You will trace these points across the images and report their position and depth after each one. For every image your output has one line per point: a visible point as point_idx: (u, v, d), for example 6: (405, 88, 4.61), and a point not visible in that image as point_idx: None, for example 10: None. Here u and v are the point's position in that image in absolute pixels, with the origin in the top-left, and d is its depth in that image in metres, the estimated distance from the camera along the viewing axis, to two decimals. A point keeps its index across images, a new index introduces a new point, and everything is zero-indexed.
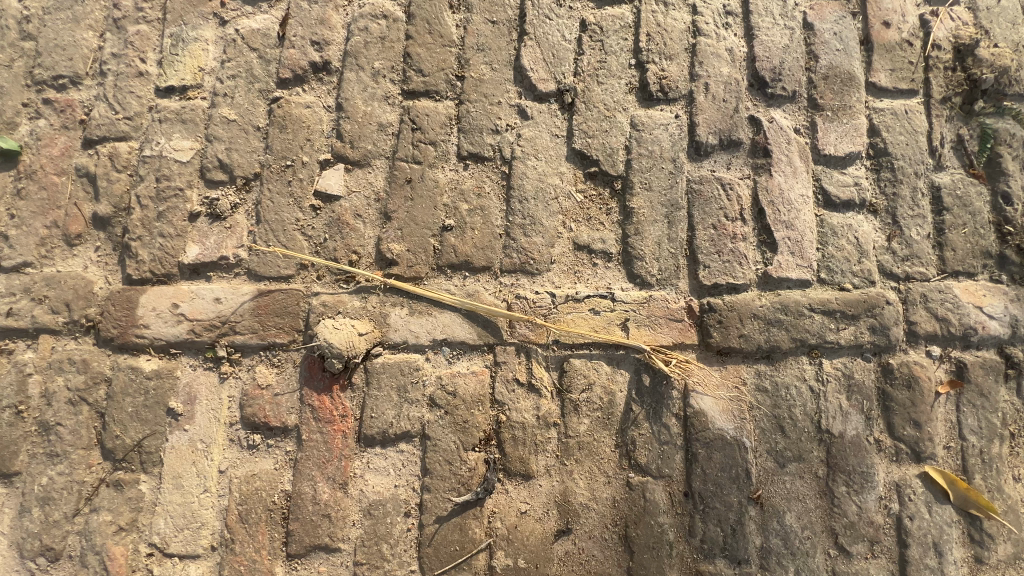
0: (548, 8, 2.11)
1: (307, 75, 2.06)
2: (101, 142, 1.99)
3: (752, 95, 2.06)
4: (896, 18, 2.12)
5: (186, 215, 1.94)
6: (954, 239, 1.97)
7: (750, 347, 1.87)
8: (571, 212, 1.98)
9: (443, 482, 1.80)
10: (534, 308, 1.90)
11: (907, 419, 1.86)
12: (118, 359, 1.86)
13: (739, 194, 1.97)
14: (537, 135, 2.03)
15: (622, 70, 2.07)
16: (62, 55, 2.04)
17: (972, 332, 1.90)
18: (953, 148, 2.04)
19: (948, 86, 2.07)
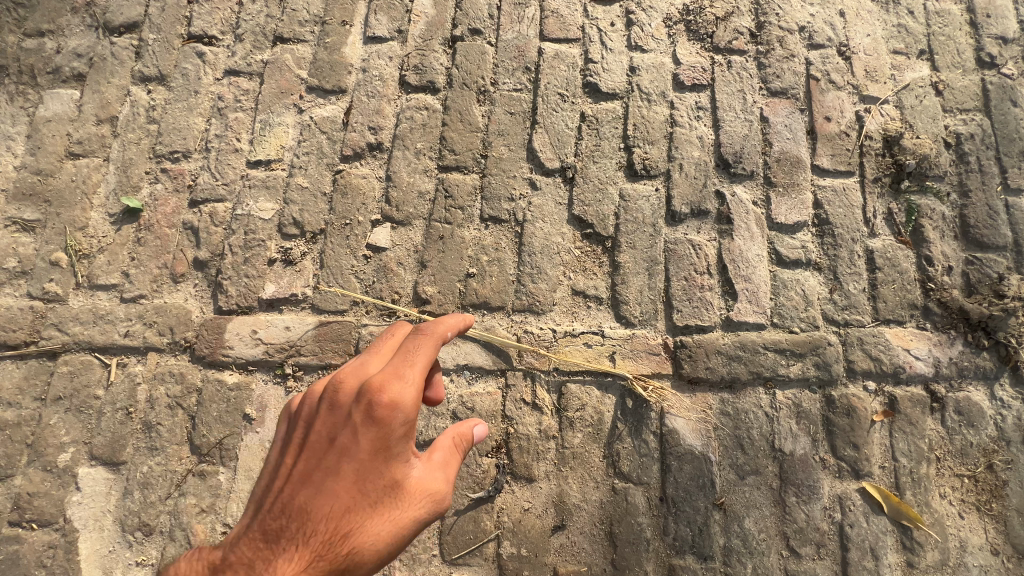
0: (555, 103, 2.67)
1: (364, 153, 2.62)
2: (204, 202, 2.56)
3: (718, 173, 2.55)
4: (836, 114, 2.63)
5: (266, 260, 2.47)
6: (886, 293, 2.39)
7: (715, 377, 2.29)
8: (570, 264, 2.46)
9: (461, 481, 2.21)
10: (539, 341, 2.36)
11: (847, 441, 2.24)
12: (207, 373, 2.35)
13: (707, 253, 2.44)
14: (545, 202, 2.54)
15: (613, 152, 2.60)
16: (178, 135, 2.64)
17: (901, 370, 2.30)
18: (884, 219, 2.49)
19: (879, 168, 2.55)
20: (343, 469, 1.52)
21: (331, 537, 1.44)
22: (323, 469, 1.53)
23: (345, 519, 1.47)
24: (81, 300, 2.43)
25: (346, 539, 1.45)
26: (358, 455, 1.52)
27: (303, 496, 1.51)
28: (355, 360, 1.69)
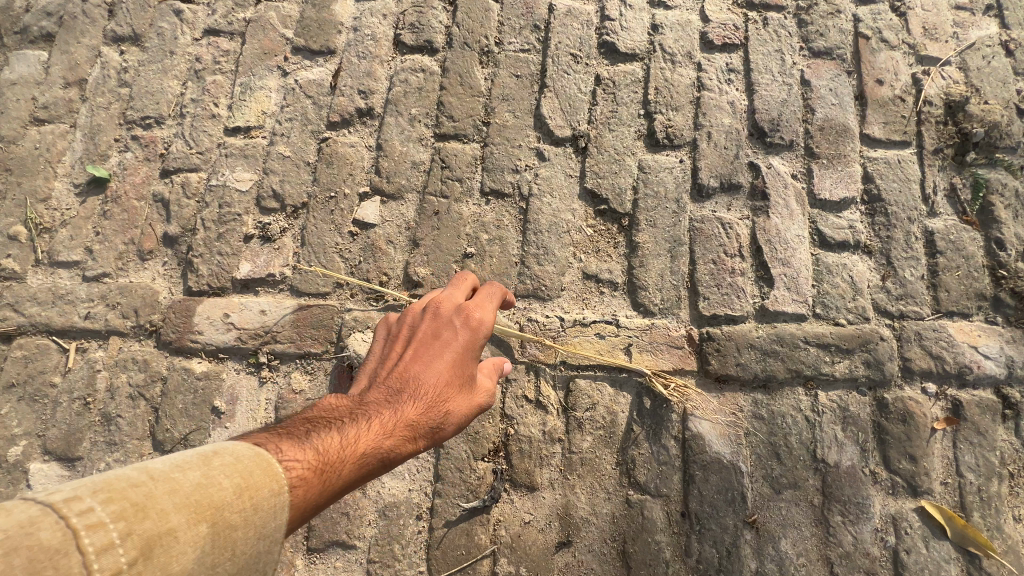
0: (566, 64, 2.38)
1: (353, 119, 2.36)
2: (176, 172, 2.31)
3: (752, 143, 2.24)
4: (889, 77, 2.30)
5: (242, 236, 2.22)
6: (948, 281, 2.06)
7: (747, 375, 1.98)
8: (581, 245, 2.17)
9: (453, 488, 1.94)
10: (544, 330, 2.07)
11: (903, 453, 1.92)
12: (174, 360, 2.11)
13: (738, 232, 2.13)
14: (553, 175, 2.26)
15: (632, 119, 2.30)
16: (150, 99, 2.40)
17: (968, 370, 1.97)
18: (946, 196, 2.16)
19: (940, 138, 2.21)
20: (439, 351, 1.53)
21: (429, 405, 1.45)
22: (426, 350, 1.54)
23: (441, 392, 1.48)
24: (40, 278, 2.21)
25: (437, 411, 1.46)
26: (457, 341, 1.55)
27: (405, 369, 1.51)
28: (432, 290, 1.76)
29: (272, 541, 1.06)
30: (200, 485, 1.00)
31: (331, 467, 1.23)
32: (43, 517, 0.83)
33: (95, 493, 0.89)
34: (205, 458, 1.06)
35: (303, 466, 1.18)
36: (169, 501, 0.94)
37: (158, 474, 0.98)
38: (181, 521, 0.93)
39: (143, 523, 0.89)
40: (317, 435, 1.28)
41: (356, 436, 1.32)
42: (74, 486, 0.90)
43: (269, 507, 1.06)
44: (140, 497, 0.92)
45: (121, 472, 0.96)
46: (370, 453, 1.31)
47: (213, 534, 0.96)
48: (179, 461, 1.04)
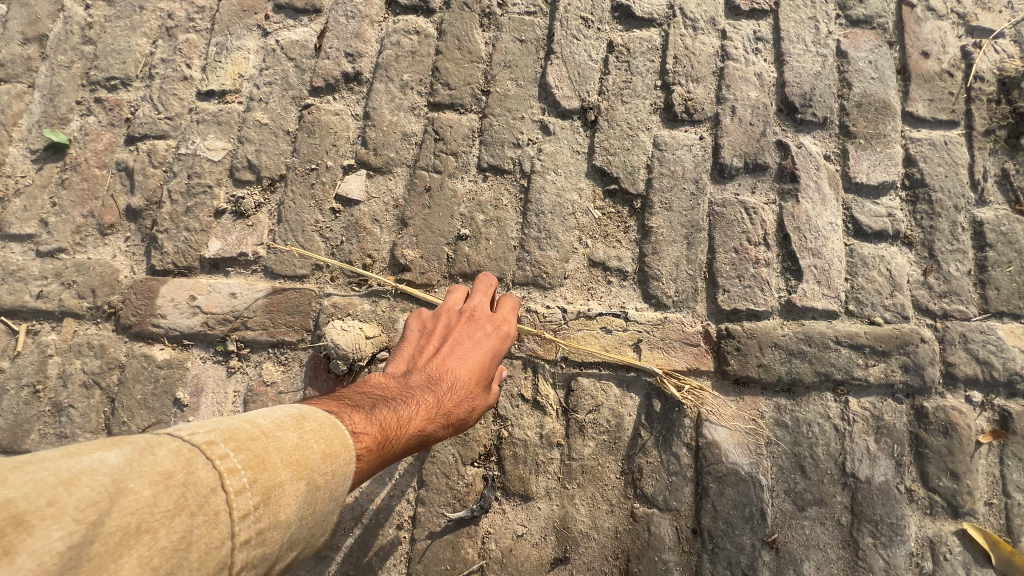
0: (576, 29, 2.14)
1: (339, 85, 2.13)
2: (142, 139, 2.10)
3: (780, 120, 2.01)
4: (936, 49, 2.06)
5: (212, 211, 2.01)
6: (998, 278, 1.84)
7: (770, 378, 1.77)
8: (588, 229, 1.95)
9: (439, 496, 1.75)
10: (544, 322, 1.86)
11: (943, 468, 1.71)
12: (133, 346, 1.91)
13: (764, 218, 1.91)
14: (558, 150, 2.03)
15: (647, 90, 2.07)
16: (116, 58, 2.18)
17: (1019, 378, 1.75)
18: (997, 183, 1.93)
19: (992, 118, 1.98)
20: (472, 349, 1.60)
21: (464, 396, 1.52)
22: (460, 345, 1.60)
23: (475, 388, 1.55)
24: None
25: (468, 403, 1.53)
26: (490, 344, 1.63)
27: (443, 360, 1.56)
28: (454, 291, 1.80)
29: (342, 502, 1.16)
30: (299, 445, 1.08)
31: (387, 443, 1.30)
32: (193, 457, 0.92)
33: (225, 440, 0.98)
34: (297, 421, 1.14)
35: (370, 437, 1.25)
36: (280, 456, 1.03)
37: (267, 429, 1.07)
38: (290, 476, 1.02)
39: (264, 473, 0.98)
40: (375, 410, 1.33)
41: (407, 417, 1.37)
42: (207, 431, 0.99)
43: (343, 474, 1.14)
44: (260, 448, 1.01)
45: (236, 424, 1.05)
46: (415, 434, 1.38)
47: (310, 490, 1.05)
48: (278, 420, 1.11)
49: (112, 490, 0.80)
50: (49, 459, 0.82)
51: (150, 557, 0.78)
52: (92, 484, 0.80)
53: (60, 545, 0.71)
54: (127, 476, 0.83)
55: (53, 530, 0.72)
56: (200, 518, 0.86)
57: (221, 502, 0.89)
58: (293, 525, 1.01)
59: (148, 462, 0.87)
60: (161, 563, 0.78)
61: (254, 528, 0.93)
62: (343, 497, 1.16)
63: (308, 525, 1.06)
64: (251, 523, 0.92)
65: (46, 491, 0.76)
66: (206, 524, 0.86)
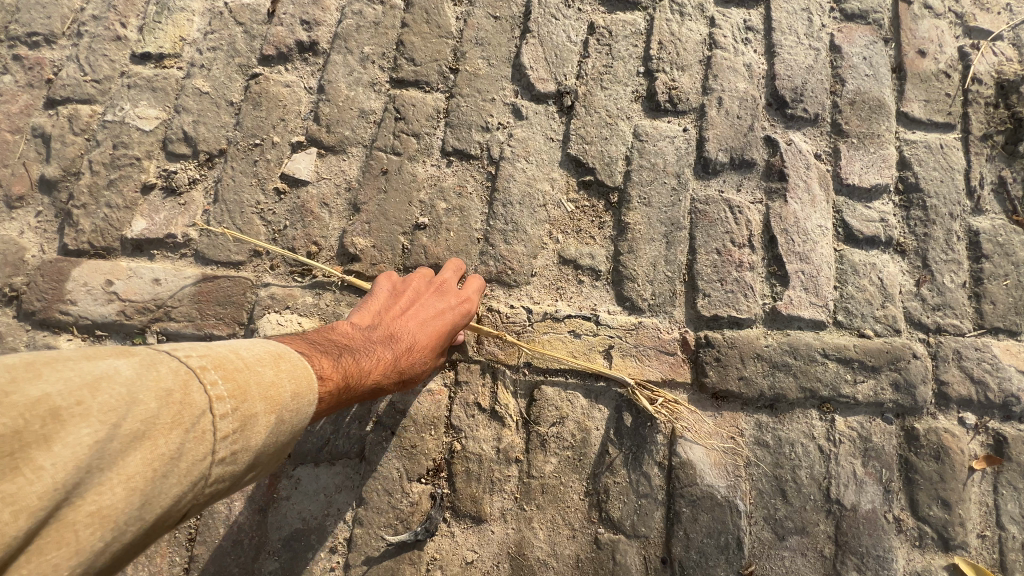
0: (555, 8, 1.98)
1: (292, 54, 1.93)
2: (64, 103, 1.87)
3: (769, 115, 1.87)
4: (933, 48, 1.95)
5: (139, 186, 1.78)
6: (994, 292, 1.72)
7: (751, 393, 1.61)
8: (559, 223, 1.78)
9: (379, 515, 1.54)
10: (507, 323, 1.67)
11: (934, 496, 1.57)
12: (36, 336, 1.67)
13: (749, 218, 1.76)
14: (530, 136, 1.86)
15: (629, 76, 1.91)
16: (41, 13, 1.95)
17: (1014, 400, 1.63)
18: (993, 190, 1.81)
19: (989, 123, 1.87)
20: (441, 315, 1.44)
21: (424, 359, 1.39)
22: (427, 308, 1.45)
23: (434, 354, 1.42)
24: None
25: (425, 367, 1.41)
26: (458, 314, 1.47)
27: (408, 318, 1.41)
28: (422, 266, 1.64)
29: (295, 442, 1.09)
30: (274, 382, 1.00)
31: (345, 393, 1.20)
32: (190, 378, 0.87)
33: (217, 366, 0.92)
34: (272, 358, 1.05)
35: (331, 383, 1.15)
36: (260, 390, 0.96)
37: (250, 361, 0.99)
38: (265, 408, 0.96)
39: (246, 403, 0.93)
40: (338, 357, 1.22)
41: (366, 368, 1.26)
42: (200, 354, 0.93)
43: (301, 415, 1.05)
44: (244, 380, 0.94)
45: (224, 350, 0.98)
46: (369, 388, 1.27)
47: (278, 427, 0.99)
48: (257, 353, 1.03)
49: (125, 398, 0.77)
50: (69, 357, 0.78)
51: (150, 462, 0.77)
52: (111, 390, 0.76)
53: (87, 442, 0.71)
54: (138, 386, 0.79)
55: (79, 428, 0.71)
56: (191, 434, 0.83)
57: (209, 423, 0.85)
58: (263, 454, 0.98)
59: (153, 376, 0.82)
60: (157, 469, 0.78)
61: (231, 449, 0.90)
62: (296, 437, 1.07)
63: (274, 454, 1.02)
64: (230, 445, 0.89)
65: (72, 389, 0.74)
66: (196, 440, 0.83)
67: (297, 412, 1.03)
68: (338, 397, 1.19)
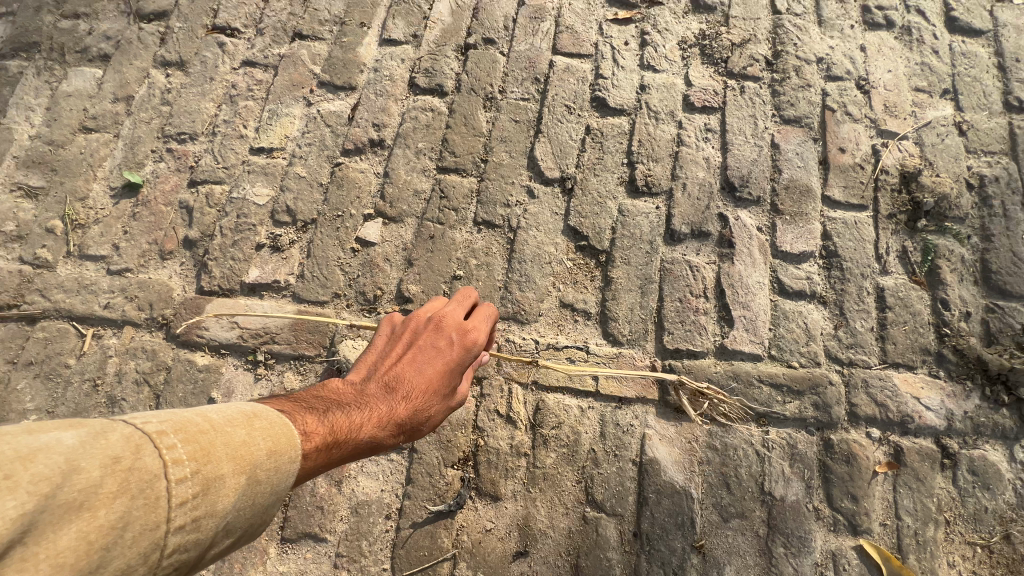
0: (560, 114, 2.64)
1: (365, 148, 2.62)
2: (202, 183, 2.57)
3: (723, 196, 2.46)
4: (851, 146, 2.54)
5: (254, 244, 2.45)
6: (896, 335, 2.23)
7: (704, 407, 2.14)
8: (561, 276, 2.37)
9: (422, 491, 2.09)
10: (520, 351, 2.25)
11: (845, 492, 2.04)
12: (179, 352, 2.30)
13: (704, 275, 2.32)
14: (540, 210, 2.48)
15: (616, 166, 2.54)
16: (188, 118, 2.69)
17: (909, 419, 2.11)
18: (897, 256, 2.35)
19: (894, 204, 2.43)
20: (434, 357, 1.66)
21: (421, 404, 1.61)
22: (421, 355, 1.66)
23: (429, 398, 1.62)
24: (69, 268, 2.44)
25: (423, 412, 1.62)
26: (452, 355, 1.68)
27: (403, 367, 1.63)
28: (433, 301, 1.88)
29: (283, 499, 1.26)
30: (245, 441, 1.18)
31: (341, 443, 1.43)
32: (142, 445, 1.02)
33: (175, 431, 1.08)
34: (247, 418, 1.24)
35: (323, 437, 1.38)
36: (225, 451, 1.13)
37: (216, 424, 1.16)
38: (230, 470, 1.11)
39: (204, 466, 1.07)
40: (333, 413, 1.46)
41: (360, 422, 1.49)
42: (161, 422, 1.09)
43: (285, 469, 1.24)
44: (205, 444, 1.10)
45: (189, 416, 1.15)
46: (366, 439, 1.49)
47: (245, 486, 1.14)
48: (229, 416, 1.21)
49: (64, 469, 0.90)
50: (16, 432, 0.93)
51: (86, 532, 0.88)
52: (48, 462, 0.90)
53: (14, 513, 0.81)
54: (81, 456, 0.93)
55: (8, 500, 0.82)
56: (140, 501, 0.96)
57: (159, 490, 0.99)
58: (230, 515, 1.10)
59: (100, 446, 0.97)
60: (96, 539, 0.88)
61: (189, 515, 1.02)
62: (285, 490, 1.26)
63: (246, 515, 1.15)
64: (187, 511, 1.01)
65: (9, 463, 0.86)
66: (145, 507, 0.96)
67: (282, 468, 1.23)
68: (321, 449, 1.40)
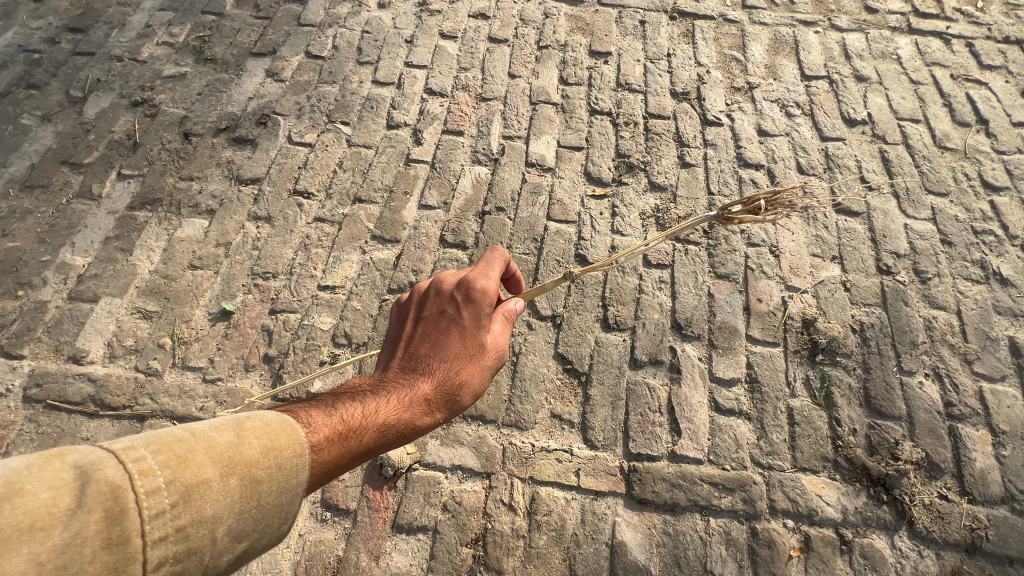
0: (553, 266, 3.56)
1: (406, 288, 3.48)
2: (280, 311, 3.39)
3: (673, 332, 3.31)
4: (766, 297, 3.44)
5: (318, 361, 3.21)
6: (803, 445, 2.97)
7: (660, 500, 2.81)
8: (552, 392, 3.13)
9: (443, 565, 2.68)
10: (520, 452, 2.95)
11: (768, 571, 2.66)
12: None
13: (659, 394, 3.10)
14: (537, 340, 3.29)
15: (593, 307, 3.40)
16: (272, 260, 3.57)
17: (815, 512, 2.79)
18: (802, 383, 3.15)
19: (799, 343, 3.28)
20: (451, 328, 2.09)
21: (443, 378, 2.02)
22: (436, 333, 2.09)
23: (448, 372, 2.03)
24: (173, 376, 3.16)
25: (445, 385, 2.01)
26: (462, 320, 2.11)
27: (422, 353, 2.06)
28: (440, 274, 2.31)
29: (300, 494, 1.48)
30: (228, 446, 1.36)
31: (383, 420, 1.83)
32: (106, 459, 1.17)
33: (144, 445, 1.23)
34: (239, 422, 1.44)
35: (363, 420, 1.79)
36: (201, 458, 1.30)
37: (194, 435, 1.33)
38: (208, 476, 1.29)
39: (177, 474, 1.23)
40: (371, 401, 1.87)
41: (394, 406, 1.90)
42: (132, 438, 1.25)
43: (293, 460, 1.48)
44: (177, 453, 1.27)
45: (167, 430, 1.32)
46: (406, 418, 1.89)
47: (229, 487, 1.31)
48: (213, 425, 1.39)
49: (10, 493, 1.04)
50: None
51: (38, 554, 1.01)
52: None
53: None
54: (30, 479, 1.08)
55: None
56: (100, 514, 1.11)
57: (125, 503, 1.14)
58: (219, 517, 1.28)
59: (53, 469, 1.11)
60: (51, 559, 1.03)
61: (171, 524, 1.19)
62: (304, 481, 1.50)
63: (241, 516, 1.33)
64: (164, 521, 1.18)
65: None
66: (105, 521, 1.11)
67: (292, 462, 1.47)
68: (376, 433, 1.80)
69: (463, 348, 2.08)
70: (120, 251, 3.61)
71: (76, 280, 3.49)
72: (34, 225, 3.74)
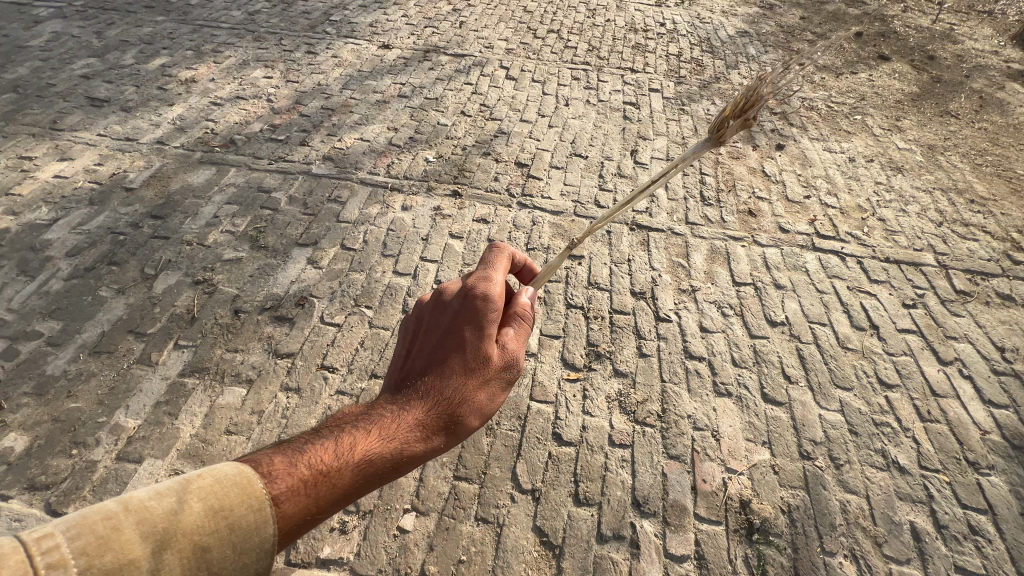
0: (533, 442, 4.27)
1: None
2: None
3: (633, 508, 3.93)
4: (710, 477, 4.15)
5: (329, 527, 3.71)
6: None
7: None
8: (530, 562, 3.63)
9: None
10: None
11: None
12: None
13: (622, 568, 3.63)
14: (518, 511, 3.87)
15: (567, 482, 4.05)
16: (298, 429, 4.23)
17: None
18: (742, 560, 3.72)
19: (738, 521, 3.91)
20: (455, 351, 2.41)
21: (438, 404, 2.31)
22: (436, 359, 2.42)
23: (444, 398, 2.33)
24: None
25: (441, 409, 2.30)
26: (461, 341, 2.44)
27: (422, 380, 2.38)
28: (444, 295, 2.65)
29: (269, 547, 1.65)
30: (159, 520, 1.50)
31: (382, 444, 2.14)
32: (14, 552, 1.29)
33: (63, 534, 1.37)
34: (182, 487, 1.58)
35: (361, 448, 2.11)
36: (126, 539, 1.43)
37: (122, 513, 1.46)
38: (133, 556, 1.42)
39: (96, 559, 1.37)
40: (372, 429, 2.19)
41: (393, 431, 2.19)
42: (53, 524, 1.38)
43: (249, 517, 1.63)
44: (97, 537, 1.40)
45: (94, 509, 1.45)
46: (404, 439, 2.18)
47: (160, 562, 1.45)
48: (147, 497, 1.52)
49: None
50: None
51: None
52: None
53: None
54: None
55: None
56: None
57: None
58: None
59: None
60: None
61: None
62: (270, 535, 1.66)
63: None
64: None
65: None
66: None
67: (250, 522, 1.63)
68: (365, 464, 2.07)
69: (459, 372, 2.38)
70: (167, 415, 4.26)
71: (126, 441, 4.08)
72: (96, 387, 4.41)
